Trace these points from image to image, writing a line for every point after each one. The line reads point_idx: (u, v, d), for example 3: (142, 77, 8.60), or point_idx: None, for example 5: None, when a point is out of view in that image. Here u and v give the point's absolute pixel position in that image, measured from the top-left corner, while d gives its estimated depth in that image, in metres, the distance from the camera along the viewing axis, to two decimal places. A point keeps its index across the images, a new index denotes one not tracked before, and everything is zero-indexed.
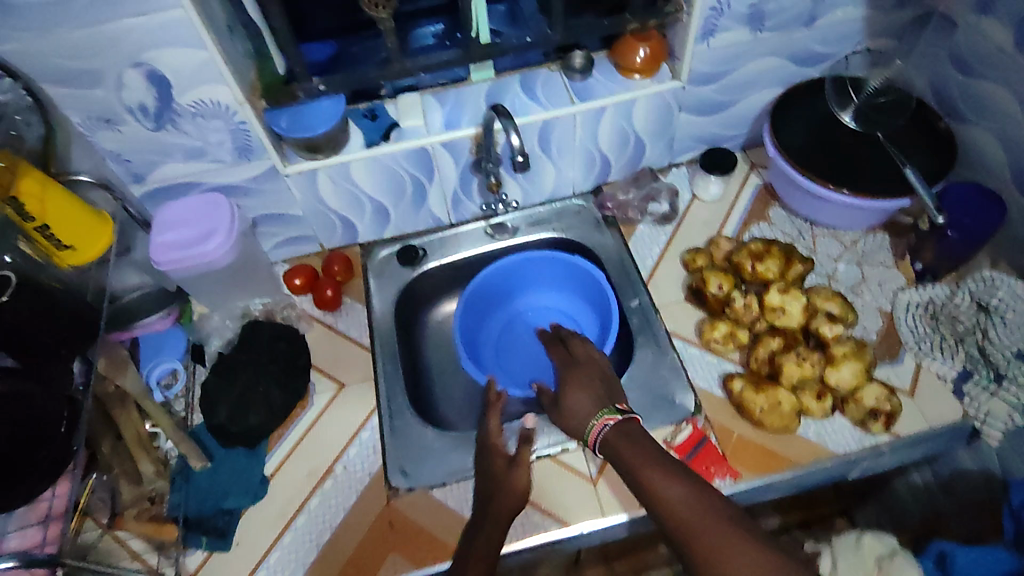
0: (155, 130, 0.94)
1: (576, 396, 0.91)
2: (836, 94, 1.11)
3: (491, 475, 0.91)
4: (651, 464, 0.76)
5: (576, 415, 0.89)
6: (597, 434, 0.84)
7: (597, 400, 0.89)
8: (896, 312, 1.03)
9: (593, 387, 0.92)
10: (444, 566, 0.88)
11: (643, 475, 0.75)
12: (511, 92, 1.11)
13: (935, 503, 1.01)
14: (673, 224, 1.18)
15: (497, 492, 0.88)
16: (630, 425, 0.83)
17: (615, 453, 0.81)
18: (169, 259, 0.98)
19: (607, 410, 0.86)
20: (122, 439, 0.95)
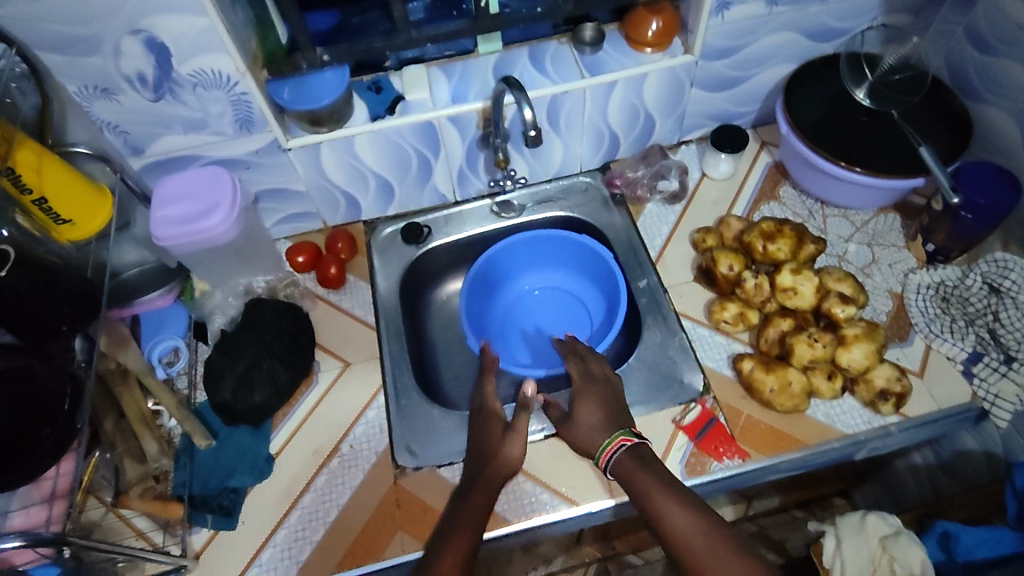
0: (154, 101, 0.91)
1: (588, 412, 0.89)
2: (850, 70, 1.08)
3: (488, 441, 0.90)
4: (663, 492, 0.76)
5: (589, 430, 0.88)
6: (608, 459, 0.83)
7: (608, 421, 0.88)
8: (906, 294, 1.02)
9: (607, 402, 0.91)
10: (415, 555, 0.88)
11: (655, 503, 0.76)
12: (520, 65, 1.08)
13: (936, 483, 1.05)
14: (682, 203, 1.16)
15: (494, 457, 0.87)
16: (643, 448, 0.83)
17: (625, 478, 0.81)
18: (170, 234, 0.95)
19: (622, 431, 0.85)
20: (125, 416, 0.94)
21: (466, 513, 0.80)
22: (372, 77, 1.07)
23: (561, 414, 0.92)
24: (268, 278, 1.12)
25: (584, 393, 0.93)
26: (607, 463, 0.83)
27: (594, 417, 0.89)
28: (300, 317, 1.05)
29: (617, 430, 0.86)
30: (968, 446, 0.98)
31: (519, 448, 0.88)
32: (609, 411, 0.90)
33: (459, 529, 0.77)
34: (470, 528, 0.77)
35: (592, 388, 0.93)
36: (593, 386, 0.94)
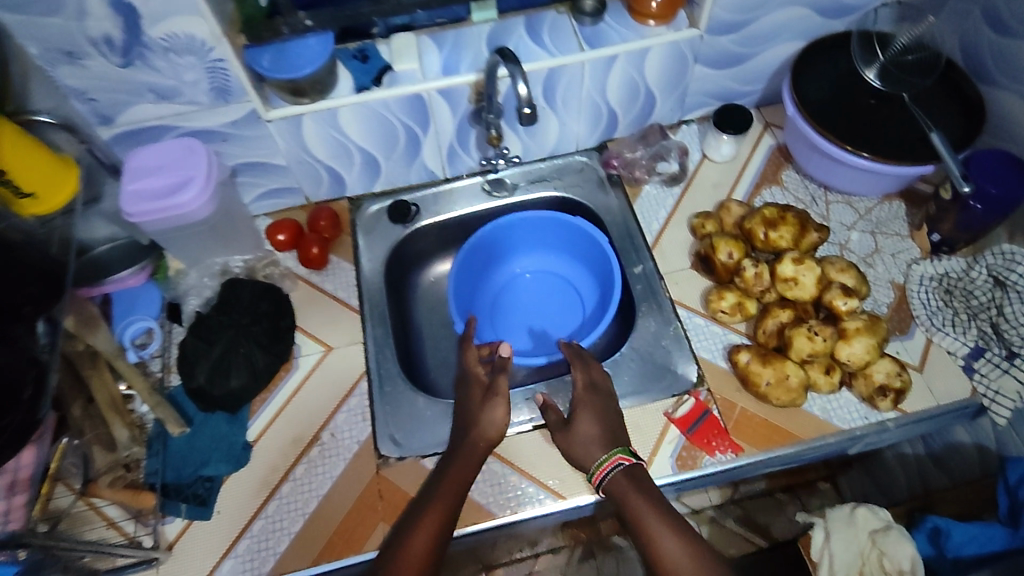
0: (123, 66, 0.84)
1: (587, 423, 0.86)
2: (861, 49, 1.04)
3: (473, 408, 0.90)
4: (657, 518, 0.77)
5: (586, 442, 0.84)
6: (602, 476, 0.81)
7: (605, 433, 0.85)
8: (908, 285, 0.99)
9: (605, 414, 0.87)
10: (365, 557, 0.86)
11: (650, 530, 0.77)
12: (516, 36, 1.02)
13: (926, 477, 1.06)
14: (681, 185, 1.12)
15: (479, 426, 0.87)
16: (639, 470, 0.82)
17: (619, 499, 0.80)
18: (141, 209, 0.88)
19: (621, 449, 0.83)
20: (95, 401, 0.90)
21: (445, 484, 0.82)
22: (359, 44, 1.00)
23: (558, 419, 0.89)
24: (247, 257, 1.07)
25: (583, 403, 0.88)
26: (600, 479, 0.81)
27: (592, 431, 0.85)
28: (279, 299, 1.01)
29: (614, 449, 0.83)
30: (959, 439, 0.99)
31: (501, 414, 0.88)
32: (609, 426, 0.86)
33: (436, 501, 0.81)
34: (445, 504, 0.80)
35: (592, 398, 0.89)
36: (594, 396, 0.89)
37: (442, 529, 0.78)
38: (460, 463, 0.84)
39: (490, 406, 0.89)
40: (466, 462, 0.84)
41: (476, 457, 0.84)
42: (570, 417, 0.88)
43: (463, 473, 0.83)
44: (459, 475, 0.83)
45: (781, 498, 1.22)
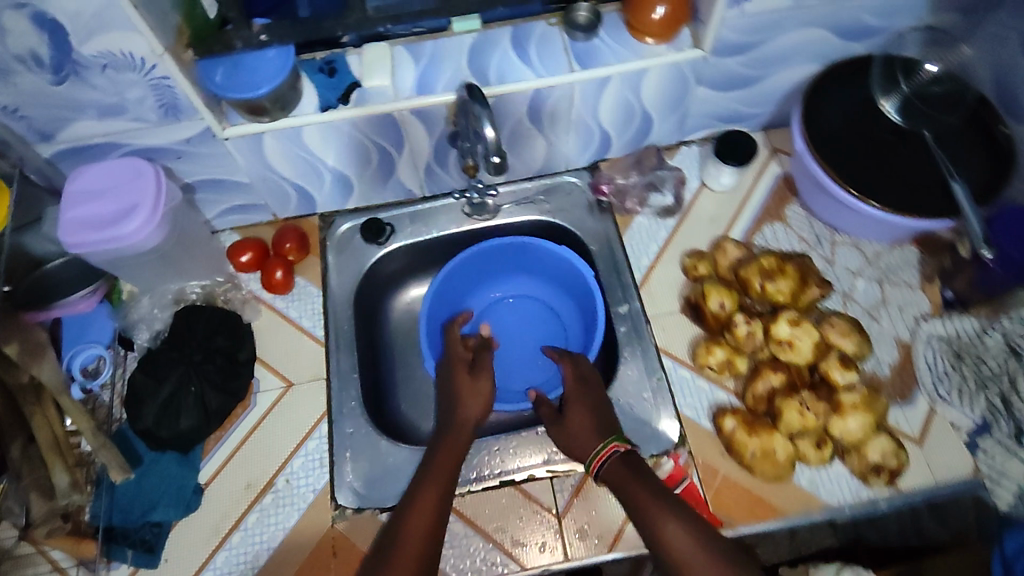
0: (57, 84, 0.75)
1: (578, 412, 0.85)
2: (881, 77, 0.94)
3: (456, 386, 0.90)
4: (656, 502, 0.73)
5: (579, 434, 0.84)
6: (600, 464, 0.80)
7: (599, 422, 0.84)
8: (914, 344, 0.91)
9: (596, 412, 0.85)
10: None
11: (651, 516, 0.72)
12: (499, 50, 0.91)
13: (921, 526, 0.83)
14: (675, 218, 1.03)
15: (464, 408, 0.87)
16: (633, 456, 0.80)
17: (617, 487, 0.77)
18: (81, 240, 0.80)
19: (616, 436, 0.82)
20: (35, 441, 0.85)
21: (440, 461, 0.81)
22: (326, 54, 0.90)
23: (552, 415, 0.88)
24: (205, 282, 0.99)
25: (574, 398, 0.87)
26: (596, 471, 0.80)
27: (585, 424, 0.84)
28: (239, 331, 0.96)
29: (608, 438, 0.82)
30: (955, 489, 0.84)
31: (478, 386, 0.90)
32: (602, 419, 0.84)
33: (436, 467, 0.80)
34: (440, 482, 0.78)
35: (585, 393, 0.87)
36: (584, 389, 0.88)
37: (442, 508, 0.76)
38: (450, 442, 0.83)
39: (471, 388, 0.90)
40: (456, 441, 0.84)
41: (465, 436, 0.85)
42: (562, 412, 0.87)
43: (456, 454, 0.82)
44: (451, 455, 0.82)
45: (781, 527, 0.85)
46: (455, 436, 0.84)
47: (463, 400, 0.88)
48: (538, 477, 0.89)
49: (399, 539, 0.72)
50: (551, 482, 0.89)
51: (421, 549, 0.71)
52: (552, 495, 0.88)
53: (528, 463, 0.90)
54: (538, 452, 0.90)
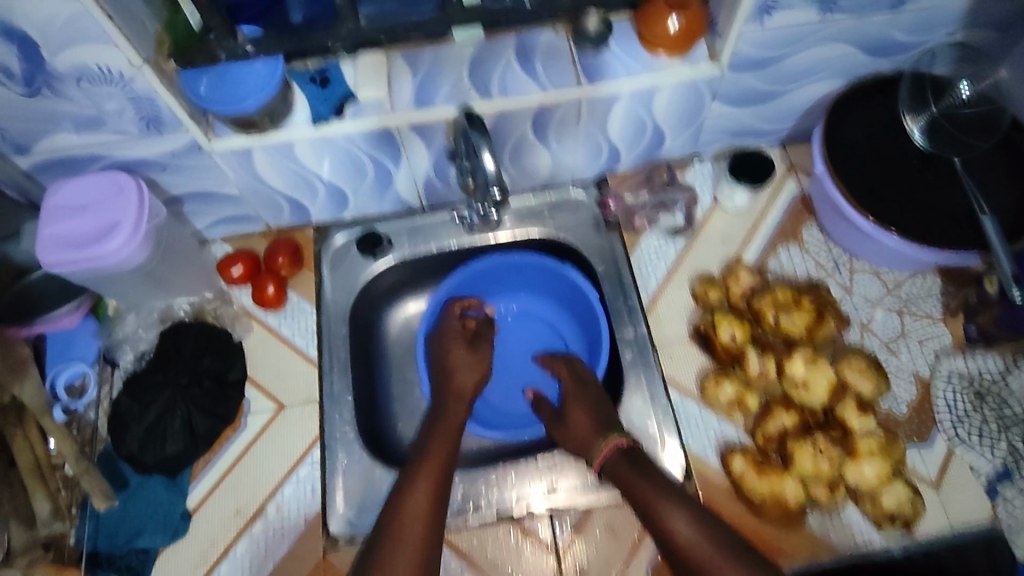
0: (30, 96, 0.70)
1: (575, 414, 0.85)
2: (912, 97, 0.88)
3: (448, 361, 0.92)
4: (661, 498, 0.74)
5: (580, 434, 0.84)
6: (602, 460, 0.81)
7: (599, 418, 0.84)
8: (934, 381, 0.87)
9: (596, 408, 0.85)
10: None
11: (659, 513, 0.74)
12: (502, 62, 0.85)
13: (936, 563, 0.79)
14: (686, 239, 0.99)
15: (457, 389, 0.90)
16: (635, 450, 0.81)
17: (626, 486, 0.78)
18: (61, 260, 0.76)
19: (618, 431, 0.82)
20: (16, 465, 0.83)
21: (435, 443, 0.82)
22: (318, 62, 0.84)
23: (551, 414, 0.89)
24: (194, 298, 0.96)
25: (574, 398, 0.87)
26: (601, 466, 0.81)
27: (582, 423, 0.84)
28: (228, 349, 0.93)
29: (610, 432, 0.82)
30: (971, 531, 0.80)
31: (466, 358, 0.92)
32: (604, 414, 0.84)
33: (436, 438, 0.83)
34: (439, 454, 0.80)
35: (583, 392, 0.88)
36: (584, 389, 0.88)
37: (440, 482, 0.78)
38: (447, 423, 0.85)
39: (468, 371, 0.91)
40: (451, 420, 0.86)
41: (459, 417, 0.87)
42: (562, 411, 0.88)
43: (452, 434, 0.84)
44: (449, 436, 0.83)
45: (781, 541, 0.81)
46: (448, 416, 0.86)
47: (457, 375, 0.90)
48: (536, 511, 0.86)
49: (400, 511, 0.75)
50: (550, 518, 0.86)
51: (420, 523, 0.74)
52: (551, 532, 0.85)
53: (526, 496, 0.86)
54: (538, 483, 0.87)
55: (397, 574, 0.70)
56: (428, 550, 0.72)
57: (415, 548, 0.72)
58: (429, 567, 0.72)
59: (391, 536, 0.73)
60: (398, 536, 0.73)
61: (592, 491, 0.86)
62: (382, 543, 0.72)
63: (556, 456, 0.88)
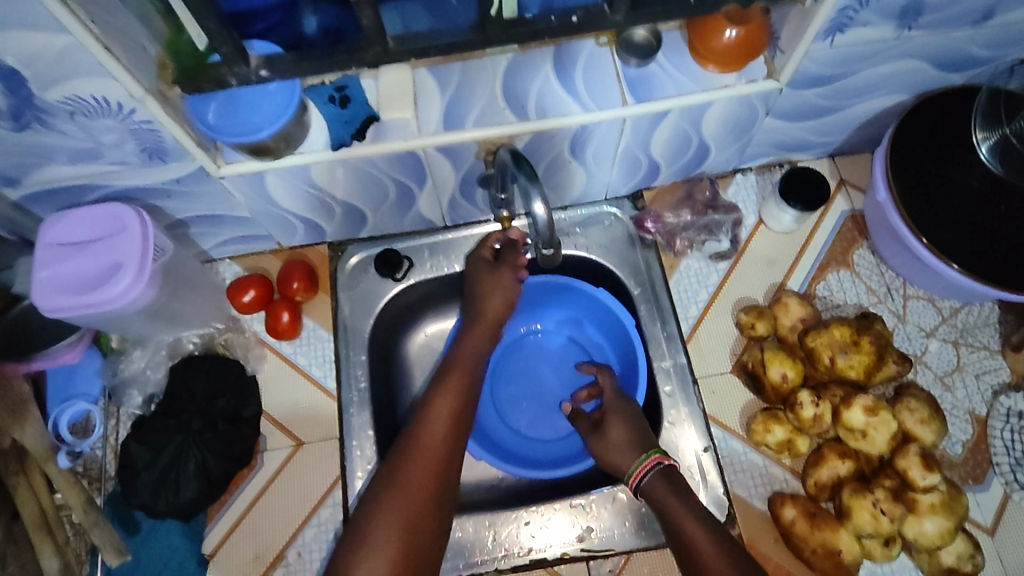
0: (18, 131, 0.62)
1: (615, 427, 0.81)
2: (985, 116, 0.82)
3: (482, 299, 0.84)
4: (692, 521, 0.71)
5: (619, 450, 0.79)
6: (638, 480, 0.76)
7: (638, 434, 0.79)
8: (991, 420, 0.83)
9: (635, 421, 0.81)
10: None
11: (685, 531, 0.71)
12: (540, 76, 0.76)
13: None
14: (728, 262, 0.93)
15: (476, 329, 0.84)
16: (675, 472, 0.77)
17: (657, 505, 0.74)
18: (58, 306, 0.69)
19: (656, 449, 0.78)
20: (19, 517, 0.77)
21: (409, 473, 0.72)
22: (336, 75, 0.74)
23: (589, 426, 0.86)
24: (204, 330, 0.90)
25: (613, 409, 0.83)
26: (637, 483, 0.76)
27: (623, 438, 0.79)
28: (242, 383, 0.87)
29: (647, 451, 0.78)
30: None
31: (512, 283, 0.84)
32: (642, 430, 0.80)
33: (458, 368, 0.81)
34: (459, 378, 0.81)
35: (619, 402, 0.83)
36: (623, 401, 0.84)
37: (459, 410, 0.78)
38: (426, 446, 0.74)
39: (508, 300, 0.84)
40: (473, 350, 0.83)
41: (445, 434, 0.76)
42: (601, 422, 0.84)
43: (432, 464, 0.73)
44: (427, 468, 0.73)
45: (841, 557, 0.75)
46: (437, 420, 0.77)
47: (489, 297, 0.83)
48: (571, 558, 0.82)
49: (415, 437, 0.75)
50: (587, 566, 0.82)
51: (435, 451, 0.74)
52: None
53: (560, 540, 0.82)
54: (572, 527, 0.83)
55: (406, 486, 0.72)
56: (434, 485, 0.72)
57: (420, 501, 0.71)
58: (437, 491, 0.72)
59: (405, 455, 0.74)
60: (414, 453, 0.74)
61: (631, 538, 0.82)
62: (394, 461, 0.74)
63: (591, 498, 0.83)
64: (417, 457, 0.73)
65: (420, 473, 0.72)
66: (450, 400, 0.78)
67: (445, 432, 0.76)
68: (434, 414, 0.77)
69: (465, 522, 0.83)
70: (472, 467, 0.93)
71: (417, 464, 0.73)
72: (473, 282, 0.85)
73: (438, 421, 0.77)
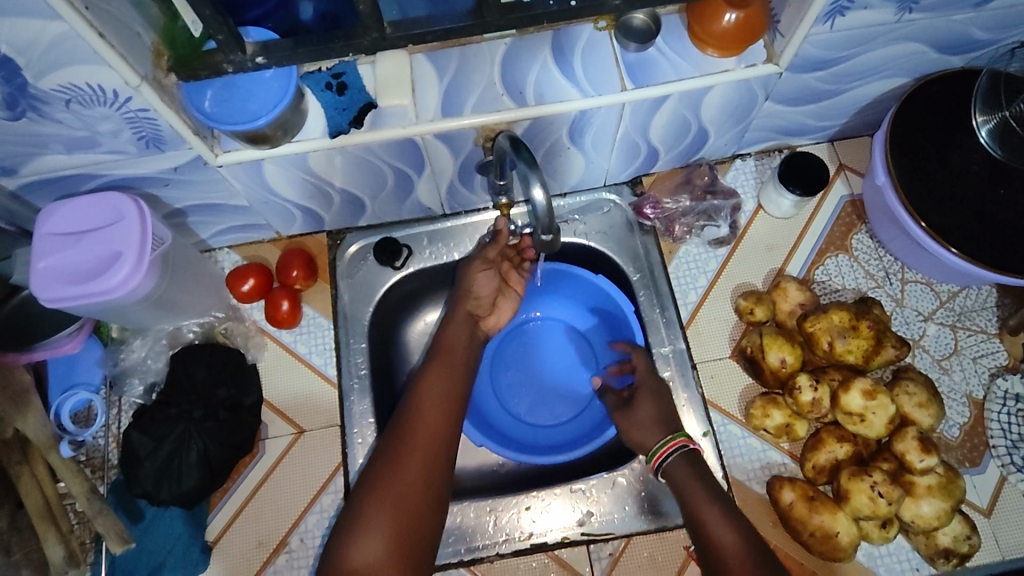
0: (13, 120, 0.62)
1: (644, 408, 0.81)
2: (985, 96, 0.82)
3: (465, 294, 0.86)
4: (714, 507, 0.72)
5: (641, 427, 0.80)
6: (661, 461, 0.76)
7: (665, 416, 0.80)
8: (988, 403, 0.84)
9: (665, 403, 0.82)
10: None
11: (705, 516, 0.72)
12: (538, 62, 0.75)
13: None
14: (727, 248, 0.93)
15: (461, 317, 0.85)
16: (697, 456, 0.78)
17: (678, 487, 0.75)
18: (57, 295, 0.69)
19: (681, 433, 0.78)
20: (24, 506, 0.78)
21: (403, 461, 0.73)
22: (334, 62, 0.73)
23: (617, 402, 0.86)
24: (204, 319, 0.90)
25: (645, 386, 0.83)
26: (658, 464, 0.77)
27: (650, 416, 0.80)
28: (242, 372, 0.87)
29: (673, 433, 0.78)
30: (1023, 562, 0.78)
31: (492, 284, 0.87)
32: (669, 412, 0.81)
33: (450, 352, 0.82)
34: (452, 362, 0.81)
35: (654, 381, 0.83)
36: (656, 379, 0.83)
37: (454, 393, 0.79)
38: (419, 433, 0.75)
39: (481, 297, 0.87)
40: (463, 336, 0.84)
41: (439, 422, 0.76)
42: (630, 399, 0.84)
43: (430, 444, 0.74)
44: (425, 449, 0.74)
45: (842, 541, 0.75)
46: (433, 400, 0.78)
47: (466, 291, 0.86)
48: (572, 542, 0.83)
49: (411, 419, 0.76)
50: (588, 550, 0.83)
51: (432, 433, 0.75)
52: (589, 564, 0.82)
53: (560, 525, 0.83)
54: (572, 511, 0.83)
55: (405, 465, 0.72)
56: (435, 466, 0.73)
57: (420, 479, 0.72)
58: (438, 471, 0.73)
59: (403, 436, 0.75)
60: (412, 435, 0.74)
61: (631, 521, 0.83)
62: (392, 444, 0.74)
63: (591, 483, 0.84)
64: (411, 445, 0.74)
65: (419, 454, 0.73)
66: (441, 385, 0.79)
67: (438, 419, 0.76)
68: (426, 401, 0.77)
69: (465, 508, 0.84)
70: (472, 453, 0.93)
71: (411, 452, 0.73)
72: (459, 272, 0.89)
73: (430, 408, 0.77)
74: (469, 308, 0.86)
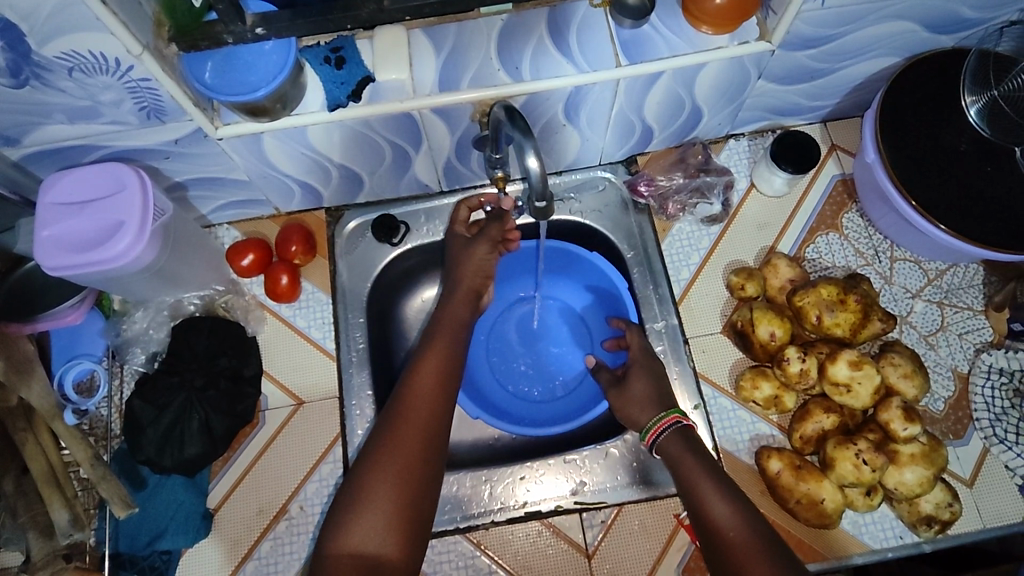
0: (16, 87, 0.63)
1: (639, 385, 0.82)
2: (973, 76, 0.84)
3: (469, 272, 0.87)
4: (709, 482, 0.73)
5: (638, 402, 0.81)
6: (655, 436, 0.78)
7: (659, 394, 0.81)
8: (972, 376, 0.86)
9: (658, 380, 0.82)
10: None
11: (699, 491, 0.72)
12: (534, 38, 0.76)
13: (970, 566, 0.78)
14: (720, 225, 0.94)
15: (456, 296, 0.87)
16: (691, 431, 0.78)
17: (671, 462, 0.76)
18: (58, 263, 0.71)
19: (672, 409, 0.79)
20: (29, 472, 0.81)
21: (403, 431, 0.75)
22: (333, 37, 0.74)
23: (610, 379, 0.87)
24: (204, 292, 0.92)
25: (637, 364, 0.83)
26: (653, 440, 0.78)
27: (647, 393, 0.81)
28: (243, 344, 0.89)
29: (665, 409, 0.79)
30: (1002, 531, 0.80)
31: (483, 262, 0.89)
32: (662, 390, 0.81)
33: (445, 326, 0.85)
34: (451, 336, 0.83)
35: (648, 360, 0.84)
36: (652, 359, 0.84)
37: (450, 366, 0.81)
38: (417, 405, 0.77)
39: (486, 276, 0.88)
40: (456, 314, 0.86)
41: (434, 395, 0.78)
42: (623, 376, 0.85)
43: (427, 416, 0.76)
44: (423, 419, 0.76)
45: (828, 508, 0.77)
46: (429, 373, 0.79)
47: (467, 267, 0.88)
48: (565, 511, 0.85)
49: (410, 390, 0.78)
50: (581, 519, 0.85)
51: (431, 405, 0.77)
52: (583, 532, 0.84)
53: (554, 494, 0.85)
54: (565, 481, 0.85)
55: (404, 434, 0.74)
56: (433, 437, 0.75)
57: (416, 448, 0.74)
58: (435, 441, 0.75)
59: (401, 408, 0.76)
60: (410, 406, 0.76)
61: (624, 491, 0.85)
62: (391, 415, 0.76)
63: (585, 454, 0.86)
64: (409, 417, 0.76)
65: (416, 424, 0.75)
66: (439, 359, 0.81)
67: (434, 391, 0.78)
68: (423, 374, 0.79)
69: (462, 477, 0.86)
70: (468, 427, 0.95)
71: (409, 423, 0.75)
72: (454, 253, 0.90)
73: (426, 380, 0.79)
74: (463, 285, 0.87)
